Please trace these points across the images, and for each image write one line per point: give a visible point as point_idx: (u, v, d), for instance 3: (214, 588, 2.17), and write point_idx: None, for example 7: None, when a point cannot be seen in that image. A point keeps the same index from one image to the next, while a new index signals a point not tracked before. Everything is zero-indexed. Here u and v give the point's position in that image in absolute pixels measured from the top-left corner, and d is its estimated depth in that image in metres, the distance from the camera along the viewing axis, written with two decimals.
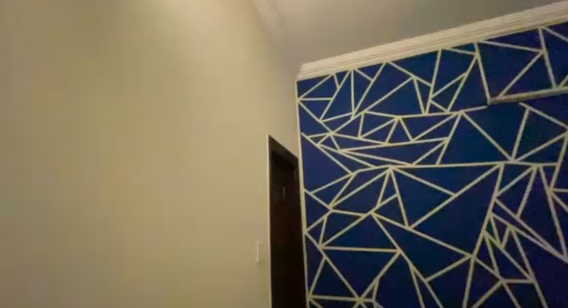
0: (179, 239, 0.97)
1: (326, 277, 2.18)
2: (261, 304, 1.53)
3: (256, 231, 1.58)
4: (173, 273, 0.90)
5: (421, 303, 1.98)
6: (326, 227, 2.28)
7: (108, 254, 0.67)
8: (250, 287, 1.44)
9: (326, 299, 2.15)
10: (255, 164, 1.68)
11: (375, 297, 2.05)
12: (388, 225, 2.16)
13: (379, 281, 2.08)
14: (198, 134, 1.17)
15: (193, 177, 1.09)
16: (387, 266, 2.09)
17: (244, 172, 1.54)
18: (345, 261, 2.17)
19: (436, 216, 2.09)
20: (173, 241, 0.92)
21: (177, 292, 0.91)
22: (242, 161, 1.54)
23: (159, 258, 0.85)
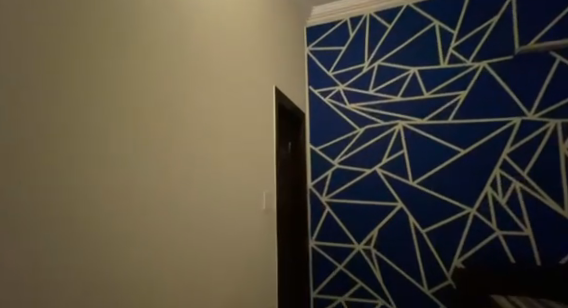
0: (196, 204, 0.95)
1: (327, 226, 2.20)
2: (265, 257, 1.49)
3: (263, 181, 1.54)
4: (183, 249, 0.85)
5: (417, 253, 2.01)
6: (329, 181, 2.24)
7: (119, 259, 0.61)
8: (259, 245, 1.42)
9: (327, 246, 2.19)
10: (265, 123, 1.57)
11: (374, 245, 2.09)
12: (392, 179, 2.11)
13: (378, 231, 2.09)
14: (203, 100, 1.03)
15: (198, 145, 0.97)
16: (387, 217, 2.09)
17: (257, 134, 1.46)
18: (346, 212, 2.18)
19: (443, 172, 2.02)
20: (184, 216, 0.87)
21: (185, 268, 0.85)
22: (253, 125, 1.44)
23: (170, 237, 0.78)
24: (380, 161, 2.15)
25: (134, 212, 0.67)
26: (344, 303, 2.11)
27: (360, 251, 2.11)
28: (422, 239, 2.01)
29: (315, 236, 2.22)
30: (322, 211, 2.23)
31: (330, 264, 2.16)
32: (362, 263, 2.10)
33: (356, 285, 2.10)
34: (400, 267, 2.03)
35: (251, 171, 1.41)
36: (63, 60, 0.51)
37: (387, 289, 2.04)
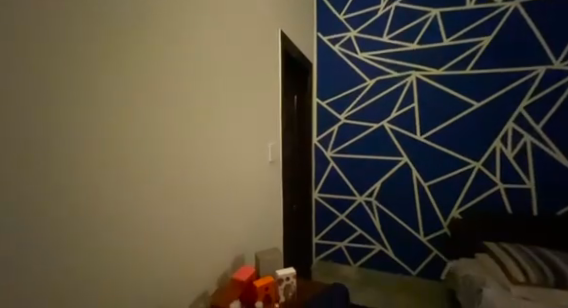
0: (220, 163, 0.90)
1: (331, 179, 2.25)
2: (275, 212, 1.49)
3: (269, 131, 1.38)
4: (206, 208, 0.84)
5: (417, 205, 2.07)
6: (335, 136, 2.22)
7: (153, 236, 0.62)
8: (270, 199, 1.42)
9: (330, 198, 2.27)
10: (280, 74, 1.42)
11: (376, 197, 2.16)
12: (399, 134, 2.07)
13: (382, 184, 2.14)
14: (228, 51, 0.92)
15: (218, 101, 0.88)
16: (391, 171, 2.11)
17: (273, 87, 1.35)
18: (350, 166, 2.20)
19: (453, 126, 1.97)
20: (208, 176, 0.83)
21: (203, 226, 0.83)
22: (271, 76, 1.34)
23: (195, 199, 0.77)
24: (389, 115, 2.09)
25: (165, 180, 0.65)
26: (343, 248, 2.28)
27: (362, 203, 2.19)
28: (423, 192, 2.05)
29: (318, 188, 2.30)
30: (327, 165, 2.26)
31: (331, 214, 2.28)
32: (363, 213, 2.20)
33: (355, 233, 2.24)
34: (399, 217, 2.13)
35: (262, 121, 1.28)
36: (89, 65, 0.44)
37: (384, 236, 2.18)
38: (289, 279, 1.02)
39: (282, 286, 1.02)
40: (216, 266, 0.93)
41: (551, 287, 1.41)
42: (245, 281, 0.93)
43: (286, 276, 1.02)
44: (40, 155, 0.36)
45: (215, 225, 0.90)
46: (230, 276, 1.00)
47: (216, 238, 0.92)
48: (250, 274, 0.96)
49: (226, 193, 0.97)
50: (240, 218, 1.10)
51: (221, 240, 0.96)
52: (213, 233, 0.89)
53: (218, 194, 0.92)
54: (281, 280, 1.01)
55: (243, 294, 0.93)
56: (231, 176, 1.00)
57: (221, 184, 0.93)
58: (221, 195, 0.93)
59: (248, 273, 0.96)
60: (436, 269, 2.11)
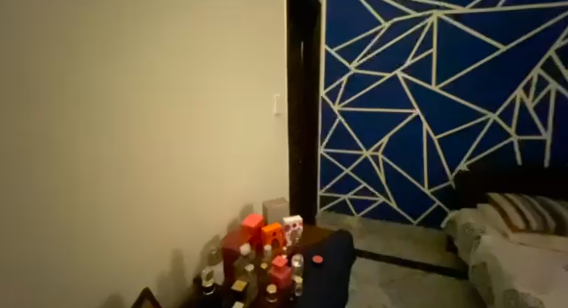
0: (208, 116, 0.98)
1: (339, 133, 2.20)
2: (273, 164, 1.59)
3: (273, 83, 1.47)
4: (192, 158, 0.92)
5: (425, 159, 2.06)
6: (344, 88, 2.11)
7: (141, 211, 0.74)
8: (265, 155, 1.48)
9: (335, 153, 2.25)
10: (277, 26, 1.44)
11: (382, 151, 2.13)
12: (412, 85, 1.96)
13: (390, 138, 2.09)
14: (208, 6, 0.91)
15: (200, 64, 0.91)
16: (400, 125, 2.04)
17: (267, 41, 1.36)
18: (357, 119, 2.13)
19: (472, 75, 1.84)
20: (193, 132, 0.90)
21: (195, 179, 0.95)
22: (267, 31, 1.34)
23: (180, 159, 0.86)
24: (403, 63, 1.95)
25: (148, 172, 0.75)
26: (347, 200, 2.35)
27: (368, 157, 2.18)
28: (431, 145, 2.02)
29: (325, 144, 2.25)
30: (334, 119, 2.18)
31: (336, 168, 2.28)
32: (369, 167, 2.20)
33: (360, 185, 2.27)
34: (405, 171, 2.13)
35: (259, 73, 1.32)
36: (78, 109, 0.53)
37: (388, 188, 2.21)
38: (296, 226, 1.06)
39: (289, 232, 1.06)
40: (189, 213, 0.94)
41: (551, 233, 1.50)
42: (254, 227, 0.99)
43: (293, 223, 1.06)
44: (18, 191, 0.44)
45: (185, 174, 0.89)
46: (240, 224, 1.05)
47: (188, 185, 0.92)
48: (259, 222, 1.02)
49: (200, 141, 0.95)
50: (220, 166, 1.10)
51: (195, 186, 0.96)
52: (183, 182, 0.89)
53: (188, 142, 0.89)
54: (288, 226, 1.05)
55: (252, 239, 0.98)
56: (205, 122, 0.96)
57: (193, 131, 0.90)
58: (192, 143, 0.91)
59: (257, 221, 1.02)
60: (434, 219, 2.19)
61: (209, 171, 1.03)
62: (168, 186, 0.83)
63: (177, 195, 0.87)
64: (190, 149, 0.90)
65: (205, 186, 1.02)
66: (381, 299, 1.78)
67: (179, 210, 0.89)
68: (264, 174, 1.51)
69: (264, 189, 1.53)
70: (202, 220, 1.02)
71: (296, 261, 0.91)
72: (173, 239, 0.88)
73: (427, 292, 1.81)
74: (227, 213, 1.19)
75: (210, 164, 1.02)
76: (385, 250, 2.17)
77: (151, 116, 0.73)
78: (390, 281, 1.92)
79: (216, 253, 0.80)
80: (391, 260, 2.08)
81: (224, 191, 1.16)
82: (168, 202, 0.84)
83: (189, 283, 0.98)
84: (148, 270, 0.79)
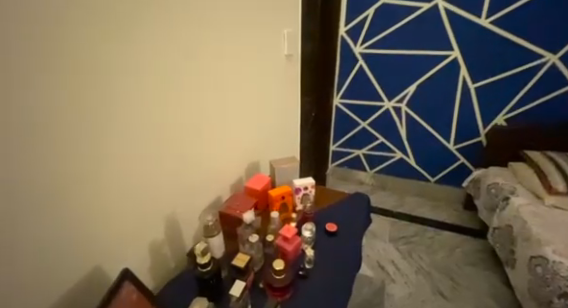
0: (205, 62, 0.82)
1: (359, 81, 1.91)
2: (285, 119, 1.41)
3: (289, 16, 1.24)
4: (188, 121, 0.81)
5: (456, 110, 1.80)
6: (368, 25, 1.75)
7: (146, 198, 0.74)
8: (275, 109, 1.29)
9: (353, 104, 2.00)
10: None
11: (406, 103, 1.88)
12: (454, 18, 1.59)
13: (417, 87, 1.81)
14: None
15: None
16: (431, 72, 1.75)
17: None
18: (379, 65, 1.82)
19: (538, 4, 1.45)
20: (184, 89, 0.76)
21: (193, 141, 0.85)
22: None
23: (171, 121, 0.75)
24: None
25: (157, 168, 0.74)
26: (360, 156, 2.19)
27: (389, 109, 1.93)
28: (466, 96, 1.74)
29: (340, 94, 1.99)
30: (354, 65, 1.87)
31: (352, 121, 2.06)
32: (389, 120, 1.98)
33: (376, 141, 2.08)
34: (431, 126, 1.91)
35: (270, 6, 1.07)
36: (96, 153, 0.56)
37: (408, 144, 2.02)
38: (307, 189, 0.93)
39: (299, 196, 0.93)
40: (171, 174, 0.80)
41: None
42: (260, 190, 0.89)
43: (304, 186, 0.92)
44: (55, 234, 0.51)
45: (159, 131, 0.72)
46: (244, 185, 0.91)
47: (167, 142, 0.76)
48: (265, 184, 0.91)
49: (178, 87, 0.74)
50: (215, 118, 0.91)
51: (180, 142, 0.80)
52: (159, 139, 0.73)
53: (159, 88, 0.69)
54: (299, 189, 0.92)
55: (258, 203, 0.88)
56: (187, 63, 0.76)
57: (166, 75, 0.70)
58: (166, 90, 0.71)
59: (263, 182, 0.91)
60: (455, 177, 2.04)
61: (200, 124, 0.85)
62: (138, 145, 0.67)
63: (151, 155, 0.72)
64: (164, 99, 0.71)
65: (196, 141, 0.86)
66: (391, 255, 1.78)
67: (159, 171, 0.75)
68: (274, 125, 1.32)
69: (275, 145, 1.38)
70: (192, 180, 0.89)
71: (308, 231, 0.80)
72: (151, 204, 0.76)
73: (438, 249, 1.79)
74: (230, 170, 1.07)
75: (199, 115, 0.84)
76: (395, 207, 2.10)
77: (101, 57, 0.52)
78: (400, 237, 1.88)
79: (216, 223, 0.67)
80: (402, 217, 2.02)
81: (222, 146, 0.99)
82: (139, 166, 0.68)
83: (182, 246, 0.89)
84: (120, 240, 0.68)
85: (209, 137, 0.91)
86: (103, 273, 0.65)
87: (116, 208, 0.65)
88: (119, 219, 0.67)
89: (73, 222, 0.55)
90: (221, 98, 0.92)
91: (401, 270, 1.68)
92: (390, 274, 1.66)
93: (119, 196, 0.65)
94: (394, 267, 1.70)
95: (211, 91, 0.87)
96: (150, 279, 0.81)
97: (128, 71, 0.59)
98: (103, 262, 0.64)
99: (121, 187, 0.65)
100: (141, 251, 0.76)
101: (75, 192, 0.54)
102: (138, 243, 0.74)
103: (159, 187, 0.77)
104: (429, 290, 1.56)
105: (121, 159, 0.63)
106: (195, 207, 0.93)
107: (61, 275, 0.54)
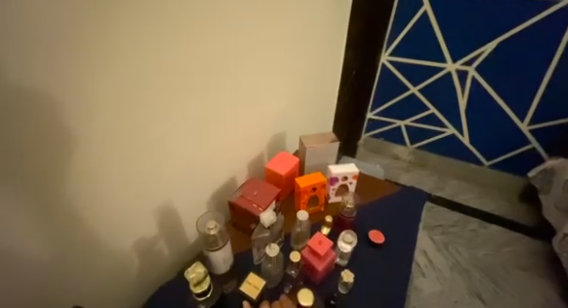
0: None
1: (418, 32, 1.49)
2: (310, 80, 1.19)
3: None
4: (184, 77, 0.63)
5: (544, 81, 1.38)
6: None
7: (134, 174, 0.62)
8: (298, 66, 1.06)
9: (404, 63, 1.61)
10: None
11: (475, 67, 1.47)
12: None
13: (497, 47, 1.38)
14: None
15: None
16: (526, 24, 1.28)
17: None
18: (450, 12, 1.37)
19: None
20: (180, 32, 0.57)
21: (192, 104, 0.68)
22: None
23: (161, 79, 0.58)
24: None
25: (145, 141, 0.61)
26: (402, 127, 1.86)
27: (451, 73, 1.54)
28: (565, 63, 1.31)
29: (389, 51, 1.60)
30: (416, 11, 1.43)
31: (400, 84, 1.69)
32: (447, 86, 1.59)
33: (426, 111, 1.73)
34: (501, 99, 1.51)
35: None
36: (72, 142, 0.46)
37: (464, 118, 1.66)
38: (347, 180, 0.69)
39: (335, 187, 0.70)
40: (140, 140, 0.60)
41: None
42: (285, 176, 0.67)
43: (344, 176, 0.68)
44: (24, 234, 0.45)
45: (103, 78, 0.47)
46: (265, 165, 0.69)
47: (120, 94, 0.51)
48: (293, 168, 0.69)
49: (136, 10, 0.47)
50: (206, 67, 0.67)
51: (146, 98, 0.56)
52: (101, 89, 0.47)
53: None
54: (336, 180, 0.69)
55: (281, 192, 0.68)
56: None
57: (146, 12, 0.49)
58: (141, 32, 0.50)
59: (290, 166, 0.68)
60: (515, 162, 1.69)
61: (181, 77, 0.62)
62: (51, 97, 0.40)
63: (86, 112, 0.46)
64: (146, 54, 0.52)
65: (177, 97, 0.64)
66: (423, 245, 1.56)
67: (121, 138, 0.55)
68: (289, 82, 1.05)
69: (295, 110, 1.17)
70: (172, 148, 0.69)
71: (347, 242, 0.60)
72: (97, 179, 0.54)
73: (480, 245, 1.54)
74: (236, 139, 0.90)
75: (179, 62, 0.60)
76: (434, 190, 1.82)
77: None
78: (437, 225, 1.64)
79: (219, 233, 0.54)
80: (442, 202, 1.75)
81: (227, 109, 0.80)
82: (56, 127, 0.43)
83: (154, 225, 0.74)
84: (49, 232, 0.49)
85: (197, 92, 0.68)
86: (26, 268, 0.48)
87: (17, 197, 0.42)
88: (42, 204, 0.46)
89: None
90: (216, 40, 0.67)
91: (434, 263, 1.48)
92: (420, 267, 1.47)
93: (35, 175, 0.43)
94: (425, 259, 1.50)
95: (200, 27, 0.61)
96: (116, 260, 0.68)
97: (105, 37, 0.44)
98: (16, 258, 0.46)
99: (42, 163, 0.43)
100: (104, 233, 0.62)
101: (47, 190, 0.46)
102: (79, 230, 0.55)
103: (115, 155, 0.56)
104: (465, 290, 1.37)
105: (12, 115, 0.36)
106: (193, 180, 0.80)
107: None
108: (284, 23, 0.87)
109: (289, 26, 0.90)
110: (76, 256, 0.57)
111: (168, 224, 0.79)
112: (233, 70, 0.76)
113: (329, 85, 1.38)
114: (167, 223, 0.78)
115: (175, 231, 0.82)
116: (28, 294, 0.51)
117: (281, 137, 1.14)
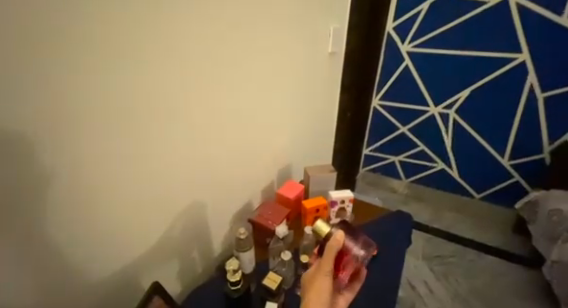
0: (242, 65, 0.83)
1: (403, 81, 1.73)
2: (312, 122, 1.39)
3: (328, 17, 1.20)
4: (219, 123, 0.82)
5: (515, 122, 1.59)
6: (421, 21, 1.55)
7: (174, 199, 0.77)
8: (303, 111, 1.27)
9: (393, 106, 1.83)
10: None
11: (455, 110, 1.69)
12: (529, 16, 1.35)
13: (470, 93, 1.61)
14: None
15: (232, 7, 0.72)
16: (493, 75, 1.52)
17: None
18: (428, 65, 1.64)
19: None
20: (219, 92, 0.78)
21: (222, 143, 0.86)
22: None
23: (204, 125, 0.77)
24: None
25: (187, 173, 0.78)
26: (396, 162, 2.03)
27: (434, 115, 1.75)
28: (530, 108, 1.53)
29: (379, 96, 1.83)
30: (399, 64, 1.70)
31: (390, 125, 1.90)
32: (433, 126, 1.79)
33: (416, 148, 1.91)
34: (481, 137, 1.70)
35: (311, 9, 1.06)
36: (137, 170, 0.63)
37: (451, 154, 1.83)
38: (345, 203, 0.84)
39: (335, 209, 0.84)
40: (183, 171, 0.76)
41: None
42: (293, 199, 0.82)
43: (341, 200, 0.83)
44: (99, 240, 0.60)
45: (165, 124, 0.65)
46: (276, 191, 0.84)
47: (174, 135, 0.69)
48: (299, 193, 0.84)
49: (191, 78, 0.67)
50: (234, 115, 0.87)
51: (192, 138, 0.74)
52: (162, 132, 0.65)
53: (164, 73, 0.60)
54: (335, 203, 0.83)
55: (290, 212, 0.82)
56: (207, 57, 0.70)
57: (197, 79, 0.69)
58: (194, 91, 0.70)
59: (297, 191, 0.83)
60: (503, 195, 1.82)
61: (216, 124, 0.81)
62: (132, 137, 0.59)
63: (151, 148, 0.64)
64: (195, 108, 0.72)
65: (213, 138, 0.82)
66: (423, 274, 1.62)
67: (166, 170, 0.71)
68: (294, 124, 1.25)
69: (300, 148, 1.36)
70: (206, 178, 0.85)
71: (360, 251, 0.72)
72: (149, 200, 0.70)
73: (478, 275, 1.60)
74: (253, 171, 1.06)
75: (215, 113, 0.80)
76: (431, 222, 1.92)
77: (94, 26, 0.43)
78: (435, 256, 1.72)
79: (249, 238, 0.62)
80: (438, 233, 1.85)
81: (246, 147, 0.98)
82: (131, 156, 0.60)
83: (186, 245, 0.87)
84: (114, 240, 0.64)
85: (226, 134, 0.87)
86: (95, 270, 0.61)
87: (99, 209, 0.58)
88: (113, 216, 0.62)
89: (53, 221, 0.48)
90: (242, 95, 0.87)
91: (435, 293, 1.52)
92: (422, 296, 1.50)
93: (112, 193, 0.59)
94: (426, 289, 1.54)
95: (231, 87, 0.82)
96: (153, 273, 0.79)
97: (167, 95, 0.63)
98: (91, 259, 0.60)
99: (120, 182, 0.60)
100: (142, 249, 0.73)
101: (118, 204, 0.62)
102: (131, 242, 0.69)
103: (164, 183, 0.72)
104: None
105: (107, 149, 0.54)
106: (218, 206, 0.95)
107: (29, 283, 0.47)
108: (292, 79, 1.10)
109: (296, 81, 1.13)
110: (126, 268, 0.69)
111: (199, 246, 0.92)
112: (253, 117, 0.96)
113: (327, 126, 1.58)
114: (196, 243, 0.91)
115: (202, 250, 0.94)
116: (90, 295, 0.62)
117: (288, 171, 1.31)
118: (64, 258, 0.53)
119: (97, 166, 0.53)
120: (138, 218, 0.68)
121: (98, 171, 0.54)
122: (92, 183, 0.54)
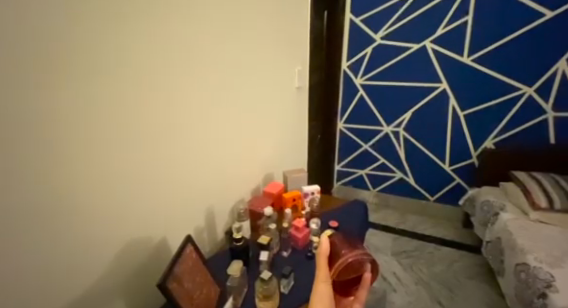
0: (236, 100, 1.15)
1: (360, 108, 2.14)
2: (290, 142, 1.71)
3: (295, 63, 1.59)
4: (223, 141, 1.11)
5: (448, 134, 2.01)
6: (367, 61, 2.00)
7: (192, 202, 1.01)
8: (282, 133, 1.59)
9: (355, 128, 2.21)
10: (306, 18, 1.61)
11: (403, 128, 2.09)
12: (441, 57, 1.85)
13: (412, 114, 2.04)
14: (230, 9, 1.02)
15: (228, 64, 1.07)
16: (426, 99, 1.97)
17: (288, 29, 1.46)
18: (378, 94, 2.06)
19: (505, 47, 1.72)
20: (222, 120, 1.08)
21: (224, 158, 1.14)
22: (287, 20, 1.43)
23: (212, 143, 1.05)
24: (433, 33, 1.82)
25: (201, 180, 1.03)
26: (363, 175, 2.36)
27: (388, 133, 2.15)
28: (457, 122, 1.96)
29: (343, 120, 2.22)
30: (355, 94, 2.12)
31: (355, 143, 2.27)
32: (389, 143, 2.18)
33: (378, 161, 2.27)
34: (427, 149, 2.10)
35: (282, 58, 1.45)
36: (172, 175, 0.89)
37: (406, 164, 2.21)
38: (314, 194, 1.15)
39: (308, 199, 1.15)
40: (198, 178, 1.02)
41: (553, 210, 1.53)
42: (276, 193, 1.10)
43: (311, 191, 1.15)
44: (146, 227, 0.83)
45: (189, 143, 0.93)
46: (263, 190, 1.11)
47: (194, 152, 0.96)
48: (280, 189, 1.12)
49: (204, 110, 0.98)
50: (232, 136, 1.16)
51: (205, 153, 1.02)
52: (187, 149, 0.93)
53: (188, 108, 0.90)
54: (307, 194, 1.14)
55: (275, 203, 1.09)
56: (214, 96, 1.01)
57: (209, 112, 1.00)
58: (206, 120, 0.99)
59: (278, 187, 1.12)
60: (452, 196, 2.19)
61: (220, 144, 1.09)
62: (169, 152, 0.86)
63: (179, 160, 0.91)
64: (206, 132, 1.01)
65: (218, 154, 1.10)
66: (392, 267, 1.88)
67: (187, 179, 0.96)
68: (277, 144, 1.55)
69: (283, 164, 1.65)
70: (214, 185, 1.11)
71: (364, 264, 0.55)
72: (177, 200, 0.94)
73: (437, 263, 1.89)
74: (246, 182, 1.33)
75: (220, 136, 1.08)
76: (398, 224, 2.23)
77: (148, 78, 0.74)
78: (402, 251, 2.00)
79: (246, 213, 0.90)
80: (403, 232, 2.15)
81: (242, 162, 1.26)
82: (167, 166, 0.86)
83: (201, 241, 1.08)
84: (154, 230, 0.86)
85: (227, 151, 1.15)
86: (141, 252, 0.82)
87: (146, 201, 0.81)
88: (153, 210, 0.85)
89: (120, 203, 0.73)
90: (238, 121, 1.18)
91: (402, 281, 1.78)
92: (392, 284, 1.76)
93: (155, 191, 0.84)
94: (395, 278, 1.80)
95: (230, 116, 1.12)
96: None
97: (190, 122, 0.92)
98: (140, 242, 0.81)
99: (160, 184, 0.85)
100: (171, 241, 0.94)
101: (157, 202, 0.86)
102: (164, 234, 0.90)
103: (186, 188, 0.97)
104: (428, 298, 1.66)
105: (154, 158, 0.81)
106: (224, 209, 1.20)
107: (106, 247, 0.70)
108: (271, 109, 1.44)
109: (274, 110, 1.47)
110: (164, 254, 0.91)
111: (209, 243, 1.13)
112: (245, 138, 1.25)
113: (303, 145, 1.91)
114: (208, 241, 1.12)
115: (213, 248, 1.15)
116: (139, 273, 0.82)
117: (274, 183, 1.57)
118: (124, 234, 0.75)
119: (145, 169, 0.79)
120: (170, 214, 0.92)
121: (145, 172, 0.79)
122: (143, 181, 0.79)
